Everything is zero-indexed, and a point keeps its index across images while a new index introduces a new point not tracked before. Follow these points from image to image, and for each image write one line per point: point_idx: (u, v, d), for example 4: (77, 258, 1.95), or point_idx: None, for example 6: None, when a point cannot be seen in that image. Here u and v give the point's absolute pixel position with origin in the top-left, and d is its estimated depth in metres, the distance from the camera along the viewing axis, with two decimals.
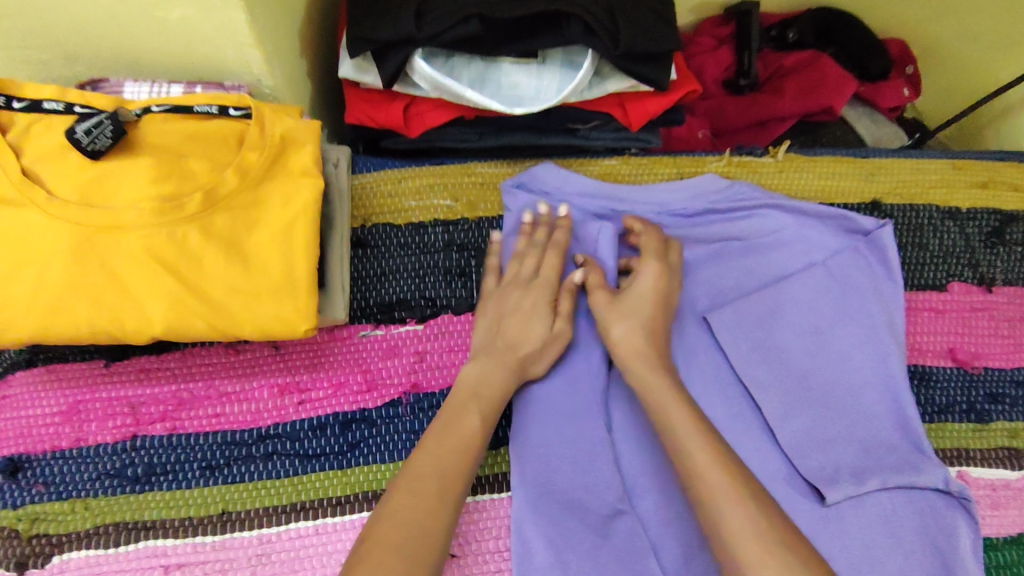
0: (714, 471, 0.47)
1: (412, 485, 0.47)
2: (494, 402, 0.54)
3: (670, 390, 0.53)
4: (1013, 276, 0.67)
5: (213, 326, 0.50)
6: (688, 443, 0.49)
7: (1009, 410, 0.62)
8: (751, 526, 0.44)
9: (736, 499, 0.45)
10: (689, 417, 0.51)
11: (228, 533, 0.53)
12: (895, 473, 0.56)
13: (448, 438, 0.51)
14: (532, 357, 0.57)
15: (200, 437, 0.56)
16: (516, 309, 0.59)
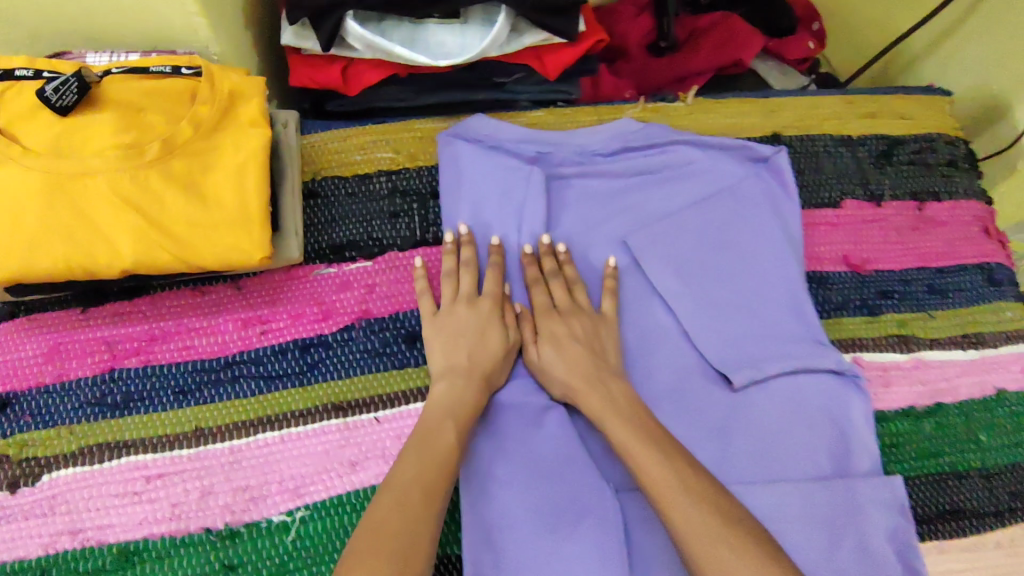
0: (663, 487, 0.50)
1: (397, 494, 0.48)
2: (467, 413, 0.56)
3: (615, 417, 0.56)
4: (900, 192, 0.75)
5: (175, 257, 0.56)
6: (639, 466, 0.52)
7: (899, 304, 0.70)
8: (702, 529, 0.47)
9: (687, 509, 0.48)
10: (639, 438, 0.53)
11: (203, 445, 0.59)
12: (796, 358, 0.64)
13: (427, 447, 0.52)
14: (494, 372, 0.60)
15: (174, 366, 0.62)
16: (472, 333, 0.61)
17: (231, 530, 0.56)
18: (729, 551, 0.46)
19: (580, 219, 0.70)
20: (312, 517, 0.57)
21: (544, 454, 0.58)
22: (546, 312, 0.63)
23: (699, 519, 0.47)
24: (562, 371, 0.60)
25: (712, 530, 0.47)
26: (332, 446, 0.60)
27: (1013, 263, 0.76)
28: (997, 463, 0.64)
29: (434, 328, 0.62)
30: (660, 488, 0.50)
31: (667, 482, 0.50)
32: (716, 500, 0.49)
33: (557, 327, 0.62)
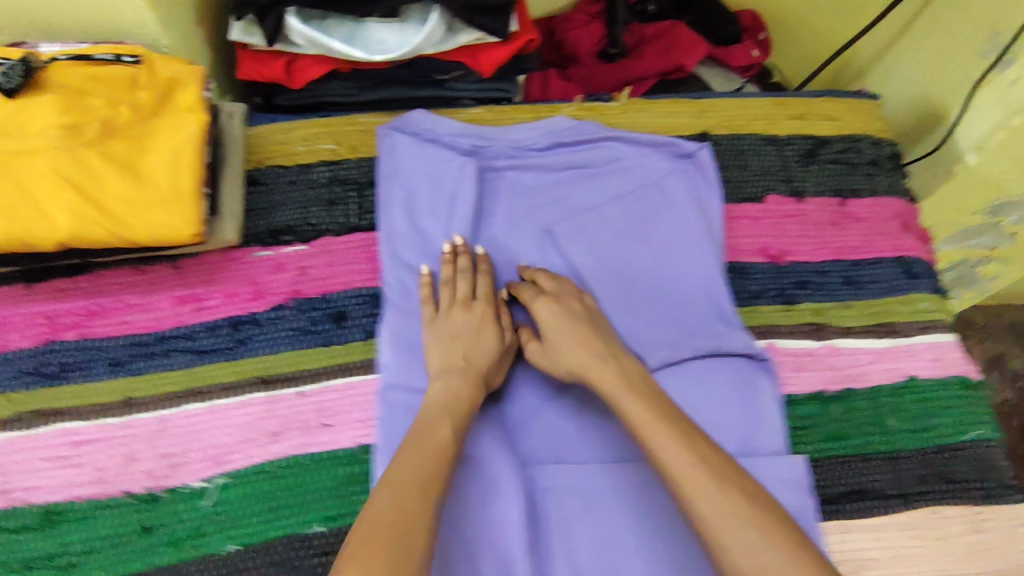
0: (682, 466, 0.50)
1: (395, 491, 0.49)
2: (465, 409, 0.57)
3: (630, 395, 0.56)
4: (822, 189, 0.79)
5: (109, 232, 0.59)
6: (658, 445, 0.52)
7: (814, 293, 0.73)
8: (726, 511, 0.48)
9: (709, 490, 0.49)
10: (652, 415, 0.54)
11: (131, 414, 0.62)
12: (706, 340, 0.67)
13: (421, 446, 0.53)
14: (491, 371, 0.62)
15: (110, 339, 0.65)
16: (470, 336, 0.63)
17: (152, 494, 0.59)
18: (754, 533, 0.46)
19: (510, 207, 0.74)
20: (231, 484, 0.60)
21: None
22: (544, 297, 0.65)
23: (722, 501, 0.48)
24: (570, 353, 0.61)
25: (733, 512, 0.47)
26: (255, 417, 0.62)
27: (932, 258, 0.79)
28: (904, 446, 0.66)
29: (434, 330, 0.64)
30: (680, 469, 0.50)
31: (686, 462, 0.50)
32: (737, 481, 0.49)
33: (559, 313, 0.63)
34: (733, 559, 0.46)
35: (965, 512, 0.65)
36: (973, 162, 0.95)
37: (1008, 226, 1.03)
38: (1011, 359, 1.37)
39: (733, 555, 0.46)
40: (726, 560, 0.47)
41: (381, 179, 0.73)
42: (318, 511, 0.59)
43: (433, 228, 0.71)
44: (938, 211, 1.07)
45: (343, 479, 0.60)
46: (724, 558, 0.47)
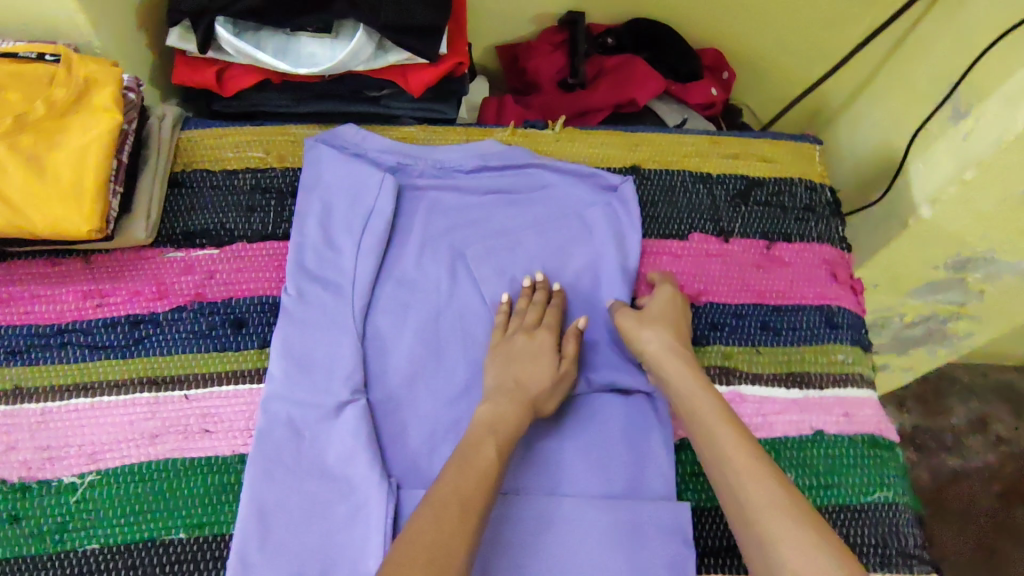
0: (735, 454, 0.53)
1: (438, 508, 0.49)
2: (511, 436, 0.57)
3: (696, 389, 0.59)
4: (750, 231, 0.78)
5: (8, 221, 0.60)
6: (716, 434, 0.55)
7: (727, 336, 0.71)
8: (772, 500, 0.49)
9: (756, 478, 0.51)
10: (722, 408, 0.57)
11: (17, 403, 0.62)
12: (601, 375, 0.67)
13: (472, 467, 0.53)
14: (543, 397, 0.61)
15: (10, 328, 0.65)
16: (523, 362, 0.63)
17: (24, 485, 0.59)
18: (799, 524, 0.47)
19: (427, 226, 0.74)
20: (103, 482, 0.59)
21: (332, 442, 0.61)
22: (663, 286, 0.70)
23: (773, 489, 0.50)
24: (667, 343, 0.63)
25: (780, 501, 0.49)
26: (137, 418, 0.62)
27: (863, 309, 0.77)
28: None
29: (496, 352, 0.65)
30: (733, 456, 0.53)
31: (742, 451, 0.53)
32: (785, 478, 0.51)
33: (667, 312, 0.67)
34: (774, 544, 0.47)
35: None
36: (929, 215, 0.89)
37: (975, 283, 0.98)
38: (991, 421, 1.32)
39: (778, 541, 0.47)
40: (771, 549, 0.47)
41: (302, 192, 0.74)
42: (184, 517, 0.58)
43: (345, 243, 0.71)
44: (895, 269, 1.01)
45: (213, 488, 0.59)
46: (767, 546, 0.47)
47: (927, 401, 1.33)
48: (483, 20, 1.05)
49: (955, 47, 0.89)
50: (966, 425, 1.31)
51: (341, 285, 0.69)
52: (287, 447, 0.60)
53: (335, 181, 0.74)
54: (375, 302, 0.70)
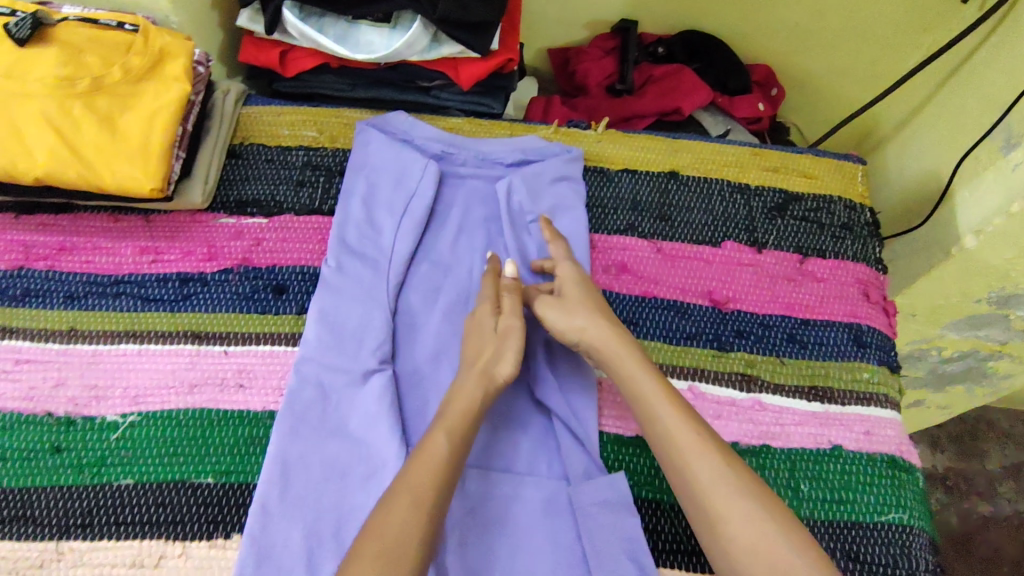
0: (682, 434, 0.55)
1: (389, 502, 0.52)
2: (459, 419, 0.58)
3: (634, 368, 0.61)
4: (784, 244, 0.78)
5: (78, 174, 0.65)
6: (662, 416, 0.57)
7: (751, 344, 0.72)
8: (720, 477, 0.52)
9: (703, 456, 0.53)
10: (656, 386, 0.59)
11: (73, 343, 0.66)
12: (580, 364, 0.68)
13: (422, 459, 0.55)
14: (492, 362, 0.62)
15: (73, 274, 0.70)
16: (475, 340, 0.65)
17: (69, 419, 0.63)
18: (746, 500, 0.51)
19: (458, 211, 0.77)
20: (141, 424, 0.63)
21: (353, 406, 0.64)
22: (565, 259, 0.70)
23: (721, 468, 0.53)
24: (595, 327, 0.63)
25: (727, 478, 0.52)
26: (180, 367, 0.66)
27: (893, 333, 0.76)
28: (811, 512, 0.63)
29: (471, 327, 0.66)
30: (680, 436, 0.55)
31: (689, 431, 0.55)
32: (727, 453, 0.54)
33: (585, 288, 0.67)
34: (726, 524, 0.50)
35: None
36: (972, 245, 0.88)
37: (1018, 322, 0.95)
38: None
39: (726, 518, 0.50)
40: (722, 528, 0.50)
41: (350, 171, 0.77)
42: (213, 464, 0.62)
43: (386, 223, 0.75)
44: (935, 296, 0.98)
45: (243, 440, 0.63)
46: (717, 522, 0.51)
47: (963, 443, 1.29)
48: (539, 21, 1.07)
49: (1010, 78, 0.87)
50: (1003, 471, 1.26)
51: (377, 262, 0.72)
52: (315, 406, 0.63)
53: (378, 164, 0.78)
54: (410, 281, 0.72)
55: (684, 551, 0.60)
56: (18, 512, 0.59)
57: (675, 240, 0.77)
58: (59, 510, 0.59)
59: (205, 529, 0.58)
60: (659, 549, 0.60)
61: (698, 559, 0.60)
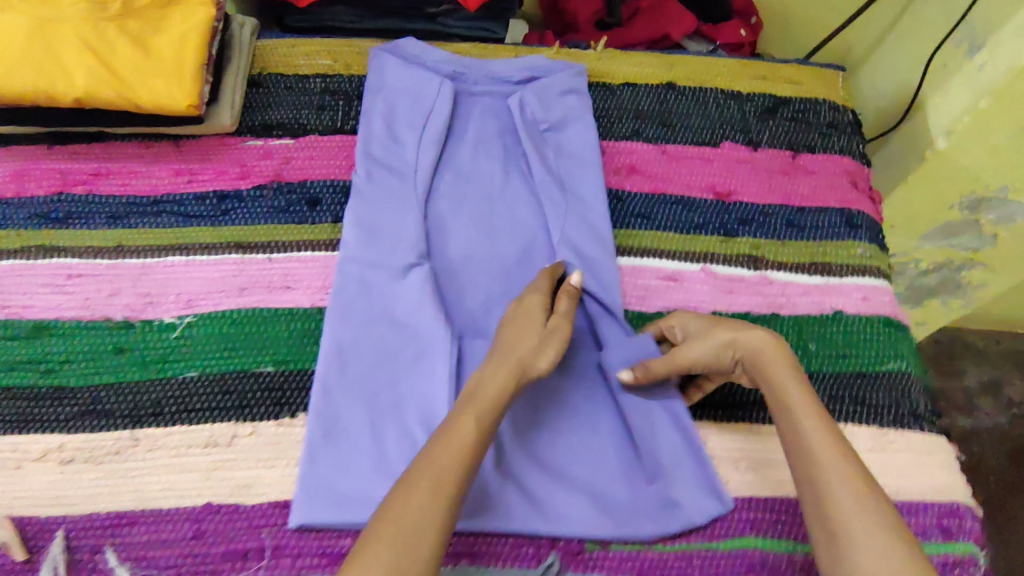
0: (834, 458, 0.53)
1: (408, 486, 0.50)
2: (491, 406, 0.56)
3: (789, 381, 0.58)
4: (777, 142, 0.84)
5: (117, 93, 0.67)
6: (806, 428, 0.55)
7: (755, 230, 0.78)
8: (865, 507, 0.50)
9: (851, 485, 0.51)
10: (812, 406, 0.56)
11: (121, 258, 0.69)
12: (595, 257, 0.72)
13: (447, 446, 0.53)
14: (530, 356, 0.59)
15: (111, 196, 0.73)
16: (514, 328, 0.62)
17: (129, 323, 0.66)
18: (889, 534, 0.48)
19: (473, 127, 0.80)
20: (198, 324, 0.67)
21: (396, 300, 0.68)
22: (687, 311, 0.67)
23: (869, 500, 0.50)
24: (746, 338, 0.61)
25: (875, 514, 0.49)
26: (227, 274, 0.70)
27: (880, 217, 0.83)
28: (820, 368, 0.70)
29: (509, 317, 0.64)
30: (831, 460, 0.52)
31: (836, 451, 0.53)
32: (877, 488, 0.52)
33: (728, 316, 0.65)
34: (856, 551, 0.48)
35: (873, 433, 0.67)
36: (944, 147, 0.96)
37: (989, 225, 1.04)
38: (1004, 386, 1.36)
39: (861, 545, 0.48)
40: (853, 552, 0.48)
41: (366, 93, 0.81)
42: (272, 355, 0.66)
43: (407, 137, 0.78)
44: (913, 203, 1.06)
45: (297, 333, 0.67)
46: (845, 542, 0.49)
47: (939, 363, 1.39)
48: None
49: None
50: (978, 388, 1.36)
51: (403, 173, 0.75)
52: (362, 300, 0.68)
53: (392, 84, 0.81)
54: (434, 189, 0.76)
55: (711, 406, 0.67)
56: (89, 406, 0.62)
57: (679, 143, 0.83)
58: (131, 401, 0.63)
59: (272, 411, 0.63)
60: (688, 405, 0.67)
61: (723, 412, 0.67)
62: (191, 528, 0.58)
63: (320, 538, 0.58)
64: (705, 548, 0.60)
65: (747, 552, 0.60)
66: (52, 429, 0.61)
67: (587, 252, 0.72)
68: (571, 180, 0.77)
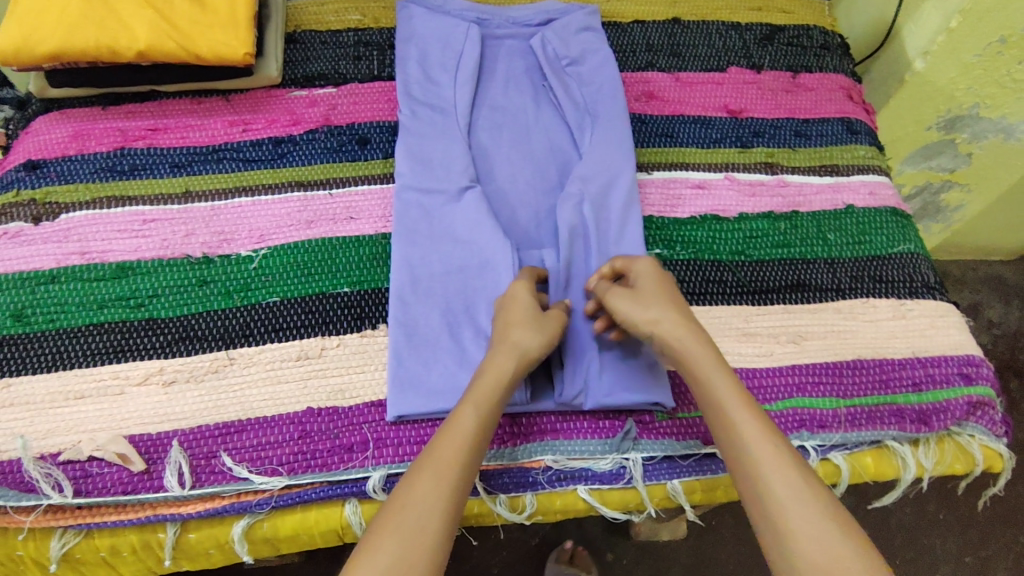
0: (765, 451, 0.53)
1: (412, 474, 0.53)
2: (490, 396, 0.57)
3: (717, 372, 0.58)
4: (777, 64, 0.92)
5: (177, 44, 0.72)
6: (734, 419, 0.55)
7: (768, 141, 0.85)
8: (799, 495, 0.50)
9: (784, 474, 0.51)
10: (740, 393, 0.57)
11: (190, 202, 0.74)
12: (624, 169, 0.78)
13: (448, 436, 0.55)
14: (524, 338, 0.61)
15: (171, 148, 0.77)
16: (510, 311, 0.63)
17: (208, 258, 0.71)
18: (830, 523, 0.49)
19: (501, 67, 0.86)
20: (272, 255, 0.71)
21: (454, 219, 0.73)
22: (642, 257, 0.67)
23: (803, 490, 0.51)
24: (670, 324, 0.61)
25: (812, 504, 0.50)
26: (293, 210, 0.74)
27: (875, 126, 0.90)
28: (841, 254, 0.78)
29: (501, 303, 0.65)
30: (766, 453, 0.53)
31: (764, 436, 0.54)
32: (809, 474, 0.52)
33: (659, 282, 0.65)
34: (798, 542, 0.49)
35: (892, 303, 0.75)
36: (922, 67, 0.98)
37: (964, 145, 1.09)
38: (984, 309, 1.42)
39: (803, 538, 0.48)
40: (793, 544, 0.49)
41: (399, 41, 0.85)
42: (346, 277, 0.71)
43: (443, 78, 0.83)
44: (896, 126, 1.09)
45: (366, 256, 0.72)
46: (787, 536, 0.49)
47: None
48: None
49: None
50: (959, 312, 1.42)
51: (444, 109, 0.80)
52: (424, 222, 0.73)
53: (420, 32, 0.86)
54: (473, 124, 0.82)
55: (748, 292, 0.74)
56: (182, 333, 0.67)
57: (690, 70, 0.90)
58: (220, 326, 0.67)
59: (354, 325, 0.69)
60: (729, 292, 0.74)
61: (761, 297, 0.74)
62: (297, 429, 0.63)
63: (417, 428, 0.64)
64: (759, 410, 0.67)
65: (797, 411, 0.68)
66: (149, 356, 0.65)
67: (619, 165, 0.78)
68: (595, 104, 0.82)
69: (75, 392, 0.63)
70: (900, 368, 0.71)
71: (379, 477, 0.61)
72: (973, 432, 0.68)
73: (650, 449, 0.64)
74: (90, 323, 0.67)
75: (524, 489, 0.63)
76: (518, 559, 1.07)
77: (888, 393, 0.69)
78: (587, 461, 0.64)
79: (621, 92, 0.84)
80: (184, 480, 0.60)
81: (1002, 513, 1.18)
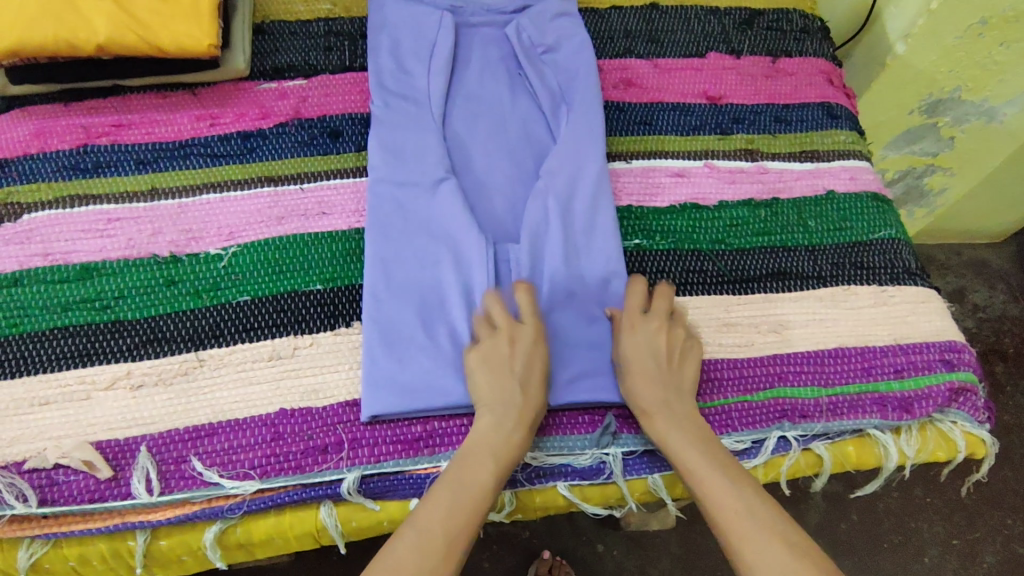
0: (731, 514, 0.54)
1: (423, 535, 0.51)
2: (509, 457, 0.57)
3: (683, 440, 0.59)
4: (756, 49, 0.90)
5: (138, 36, 0.70)
6: (697, 483, 0.57)
7: (748, 127, 0.84)
8: (768, 553, 0.51)
9: (749, 533, 0.53)
10: (702, 456, 0.58)
11: (156, 200, 0.72)
12: (600, 158, 0.76)
13: (466, 498, 0.54)
14: (530, 394, 0.60)
15: (136, 145, 0.75)
16: (491, 361, 0.61)
17: (175, 257, 0.69)
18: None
19: (476, 55, 0.84)
20: (242, 252, 0.69)
21: (429, 212, 0.72)
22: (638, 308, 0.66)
23: (767, 548, 0.52)
24: (643, 394, 0.62)
25: (786, 569, 0.50)
26: (263, 206, 0.72)
27: (856, 110, 0.90)
28: (822, 241, 0.77)
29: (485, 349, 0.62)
30: (736, 524, 0.54)
31: (728, 497, 0.55)
32: (790, 531, 0.53)
33: (643, 345, 0.64)
34: None
35: (874, 290, 0.74)
36: (903, 51, 0.96)
37: (946, 128, 1.08)
38: (969, 293, 1.42)
39: None
40: None
41: (370, 30, 0.83)
42: (318, 274, 0.69)
43: (417, 68, 0.81)
44: (878, 111, 1.08)
45: (339, 252, 0.71)
46: None
47: None
48: None
49: None
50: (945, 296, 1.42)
51: (420, 100, 0.78)
52: (397, 215, 0.71)
53: (392, 21, 0.83)
54: (450, 117, 0.80)
55: (729, 282, 0.73)
56: (149, 336, 0.65)
57: (668, 57, 0.88)
58: (189, 327, 0.65)
59: (327, 323, 0.67)
60: (710, 283, 0.73)
61: (742, 286, 0.73)
62: (269, 431, 0.61)
63: (393, 428, 0.63)
64: (739, 402, 0.67)
65: (777, 401, 0.67)
66: (117, 360, 0.64)
67: (595, 154, 0.76)
68: (570, 93, 0.81)
69: (39, 398, 0.62)
70: (883, 356, 0.70)
71: (354, 478, 0.60)
72: (955, 418, 0.68)
73: (629, 443, 0.64)
74: (54, 327, 0.65)
75: (504, 487, 0.62)
76: (506, 551, 1.06)
77: (870, 381, 0.69)
78: (567, 457, 0.63)
79: (597, 80, 0.82)
80: (151, 487, 0.58)
81: (988, 496, 1.18)
